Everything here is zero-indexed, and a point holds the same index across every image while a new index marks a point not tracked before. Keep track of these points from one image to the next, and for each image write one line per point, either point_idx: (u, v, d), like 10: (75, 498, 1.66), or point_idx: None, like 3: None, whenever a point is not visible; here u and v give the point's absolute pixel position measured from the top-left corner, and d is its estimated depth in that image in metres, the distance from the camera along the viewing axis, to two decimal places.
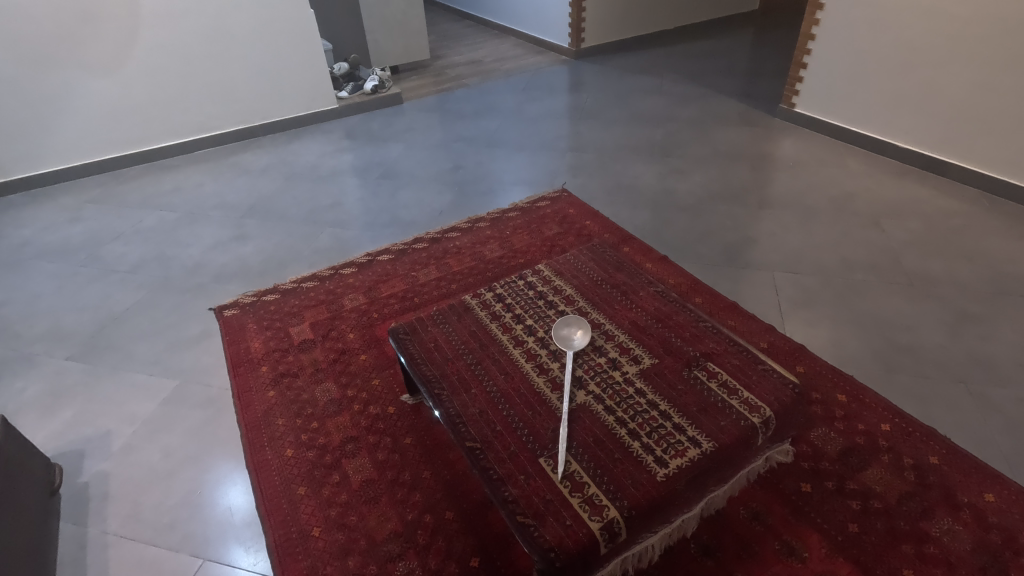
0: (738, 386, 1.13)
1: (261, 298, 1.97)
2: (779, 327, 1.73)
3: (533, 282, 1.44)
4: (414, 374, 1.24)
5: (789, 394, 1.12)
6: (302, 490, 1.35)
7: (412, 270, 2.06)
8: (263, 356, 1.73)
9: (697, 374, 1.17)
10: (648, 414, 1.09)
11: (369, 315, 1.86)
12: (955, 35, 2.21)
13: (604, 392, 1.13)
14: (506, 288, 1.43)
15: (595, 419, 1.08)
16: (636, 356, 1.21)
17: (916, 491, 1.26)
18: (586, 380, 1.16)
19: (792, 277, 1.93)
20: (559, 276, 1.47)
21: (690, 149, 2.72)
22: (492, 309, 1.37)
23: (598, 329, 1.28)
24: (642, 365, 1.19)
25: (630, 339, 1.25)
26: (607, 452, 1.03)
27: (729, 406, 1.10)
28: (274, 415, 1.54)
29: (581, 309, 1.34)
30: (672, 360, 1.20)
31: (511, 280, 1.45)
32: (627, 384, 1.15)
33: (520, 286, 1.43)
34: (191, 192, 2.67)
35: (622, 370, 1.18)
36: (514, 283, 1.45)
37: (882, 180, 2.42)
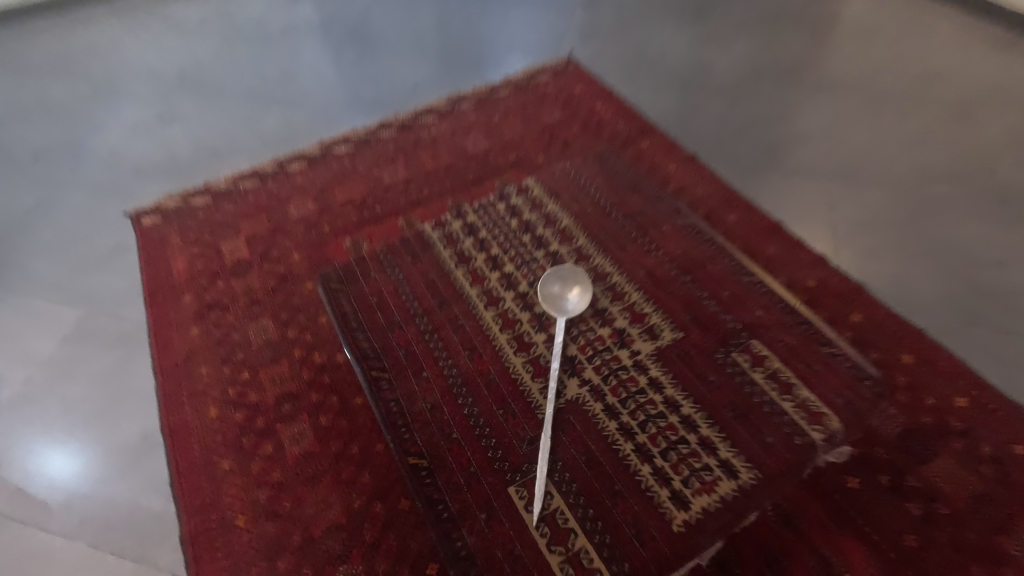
0: (794, 383, 0.93)
1: (187, 201, 1.59)
2: (832, 258, 1.35)
3: (520, 215, 1.22)
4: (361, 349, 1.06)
5: (862, 393, 0.91)
6: (226, 464, 1.10)
7: (375, 167, 1.64)
8: (186, 281, 1.40)
9: (734, 356, 0.97)
10: (664, 423, 0.91)
11: (319, 229, 1.49)
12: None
13: (608, 385, 0.95)
14: (490, 222, 1.21)
15: (592, 430, 0.91)
16: (652, 330, 1.01)
17: (993, 493, 1.00)
18: (587, 372, 0.97)
19: (851, 188, 1.51)
20: (556, 203, 1.24)
21: (736, 6, 2.14)
22: (465, 260, 1.14)
23: (606, 288, 1.08)
24: (659, 345, 0.99)
25: (646, 305, 1.04)
26: (608, 481, 0.87)
27: (781, 416, 0.89)
28: (196, 361, 1.25)
29: (594, 264, 1.12)
30: (704, 337, 1.00)
31: (493, 211, 1.23)
32: (638, 374, 0.96)
33: (505, 222, 1.21)
34: (108, 54, 2.16)
35: (632, 354, 0.98)
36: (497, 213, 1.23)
37: (980, 54, 1.88)
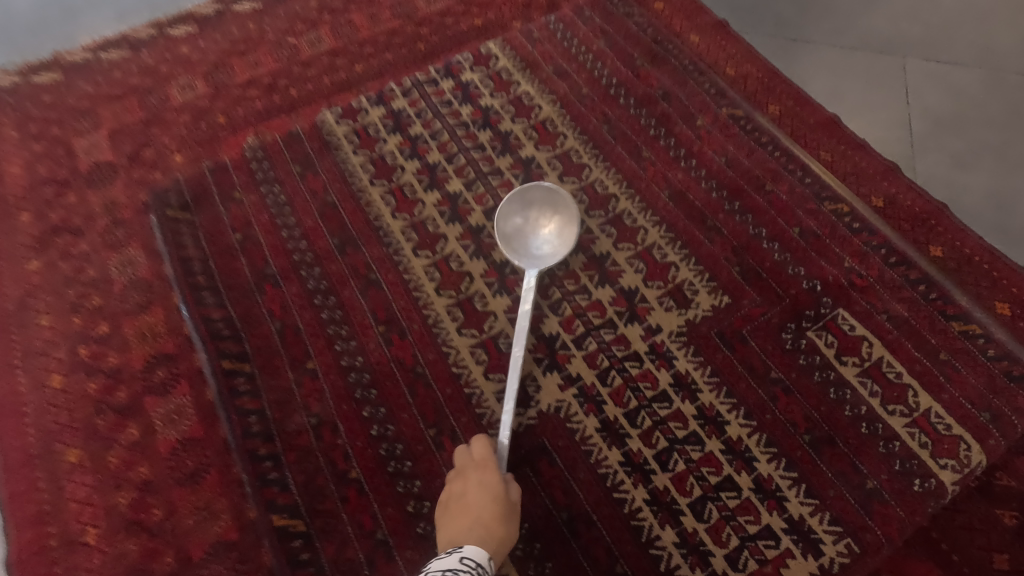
0: (913, 387, 0.77)
1: (27, 78, 1.15)
2: (904, 168, 1.01)
3: (488, 111, 0.99)
4: (236, 350, 0.85)
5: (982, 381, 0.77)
6: (72, 456, 0.80)
7: (289, 30, 1.20)
8: (24, 193, 1.02)
9: (813, 343, 0.80)
10: (693, 447, 0.76)
11: (210, 118, 1.08)
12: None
13: (619, 385, 0.80)
14: (445, 124, 0.99)
15: (594, 472, 0.76)
16: (685, 306, 0.83)
17: None
18: (596, 384, 0.80)
19: (935, 68, 1.12)
20: (539, 88, 1.01)
21: None
22: (408, 214, 0.92)
23: (635, 255, 0.87)
24: (693, 326, 0.82)
25: (683, 268, 0.85)
26: (611, 522, 0.74)
27: (880, 439, 0.75)
28: (35, 308, 0.91)
29: (615, 213, 0.90)
30: (766, 311, 0.82)
31: (448, 107, 1.00)
32: (660, 373, 0.80)
33: (466, 124, 0.98)
34: None
35: (654, 344, 0.81)
36: (453, 111, 1.00)
37: None
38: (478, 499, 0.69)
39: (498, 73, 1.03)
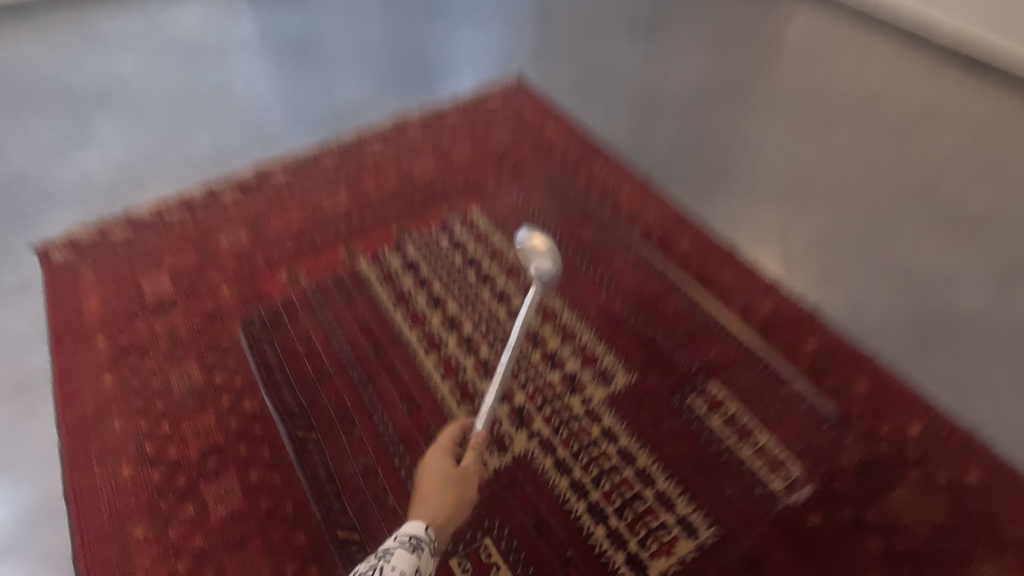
0: (752, 428, 1.05)
1: (104, 232, 1.45)
2: (784, 284, 1.34)
3: (473, 255, 1.33)
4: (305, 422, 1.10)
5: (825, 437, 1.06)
6: (139, 532, 0.98)
7: (314, 193, 1.54)
8: (100, 323, 1.27)
9: (692, 405, 1.08)
10: (619, 476, 1.00)
11: (252, 260, 1.38)
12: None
13: (561, 434, 1.05)
14: (440, 265, 1.32)
15: (550, 494, 0.99)
16: (607, 376, 1.11)
17: (951, 522, 0.98)
18: (550, 435, 1.05)
19: (803, 211, 1.51)
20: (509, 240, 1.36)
21: (683, 27, 2.14)
22: (421, 328, 1.22)
23: (575, 352, 1.14)
24: (612, 390, 1.09)
25: (602, 348, 1.15)
26: (562, 536, 0.95)
27: (740, 464, 1.02)
28: (108, 413, 1.12)
29: (563, 323, 1.19)
30: (660, 379, 1.11)
31: (444, 253, 1.34)
32: (592, 423, 1.06)
33: (458, 264, 1.32)
34: (17, 71, 1.97)
35: (587, 403, 1.08)
36: (448, 256, 1.34)
37: (916, 77, 1.92)
38: (433, 474, 0.75)
39: (479, 229, 1.39)
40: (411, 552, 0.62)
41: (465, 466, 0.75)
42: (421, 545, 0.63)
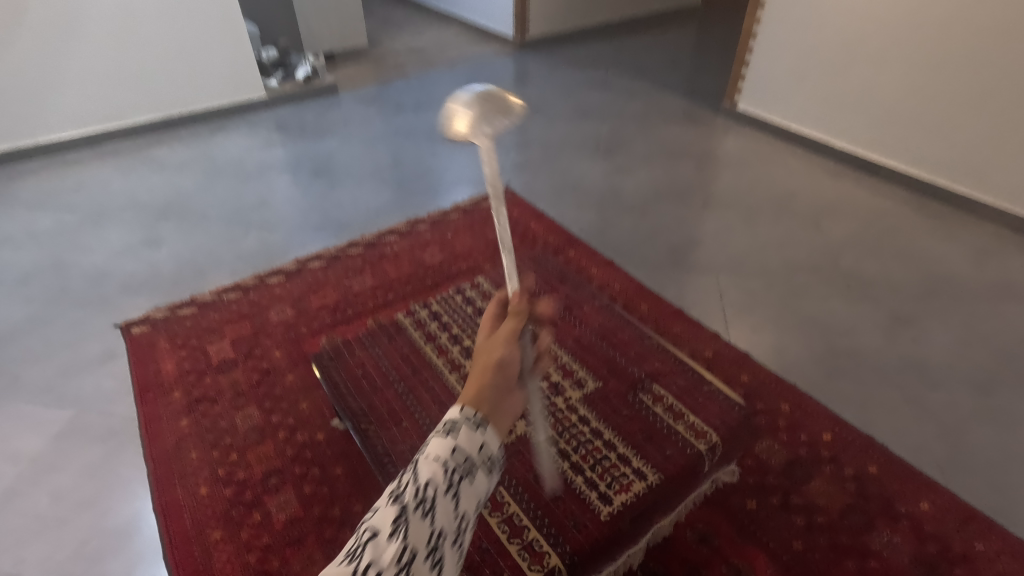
0: (684, 410, 1.12)
1: (175, 311, 1.78)
2: (723, 334, 1.69)
3: (471, 298, 1.54)
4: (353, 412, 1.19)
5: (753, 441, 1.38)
6: (217, 533, 1.22)
7: (345, 277, 1.91)
8: (175, 379, 1.56)
9: (645, 399, 1.18)
10: (592, 444, 1.10)
11: (297, 330, 1.71)
12: (892, 25, 2.19)
13: (547, 421, 1.16)
14: (444, 305, 1.51)
15: (541, 460, 1.09)
16: (580, 381, 1.25)
17: (856, 502, 1.26)
18: (541, 421, 1.16)
19: (736, 281, 1.90)
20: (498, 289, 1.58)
21: (636, 146, 2.67)
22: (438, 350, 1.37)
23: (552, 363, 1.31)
24: (585, 390, 1.23)
25: (575, 363, 1.30)
26: (548, 489, 1.04)
27: (675, 433, 1.09)
28: (186, 447, 1.39)
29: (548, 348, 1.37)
30: (617, 385, 1.24)
31: (449, 297, 1.53)
32: (571, 411, 1.17)
33: (458, 303, 1.52)
34: (95, 190, 2.40)
35: (566, 397, 1.21)
36: (451, 299, 1.53)
37: (820, 179, 2.42)
38: (475, 365, 0.65)
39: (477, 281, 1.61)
40: (444, 436, 0.55)
41: (497, 345, 0.67)
42: (458, 426, 0.56)
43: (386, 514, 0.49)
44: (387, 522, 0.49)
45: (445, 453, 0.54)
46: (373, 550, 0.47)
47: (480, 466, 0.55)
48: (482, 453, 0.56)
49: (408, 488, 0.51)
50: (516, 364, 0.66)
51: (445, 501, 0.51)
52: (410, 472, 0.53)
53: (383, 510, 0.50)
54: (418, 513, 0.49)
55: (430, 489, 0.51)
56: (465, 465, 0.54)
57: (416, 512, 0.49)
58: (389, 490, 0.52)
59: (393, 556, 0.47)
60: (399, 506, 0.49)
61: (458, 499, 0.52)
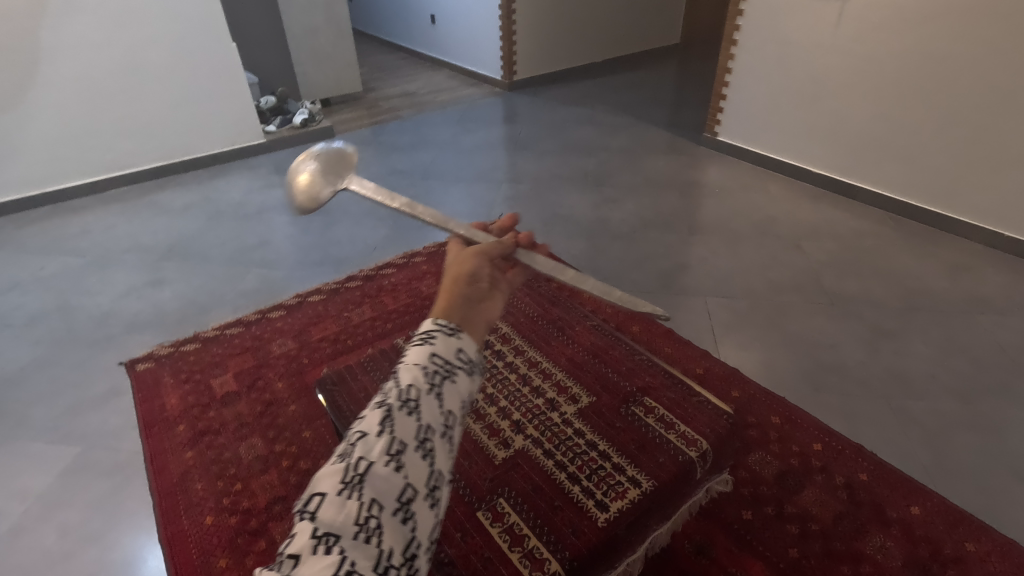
0: (674, 421, 1.19)
1: (179, 347, 1.83)
2: (713, 352, 1.75)
3: None
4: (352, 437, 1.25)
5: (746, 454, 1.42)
6: (222, 562, 1.24)
7: (345, 310, 1.97)
8: (180, 413, 1.60)
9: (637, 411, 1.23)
10: (587, 455, 1.15)
11: (298, 362, 1.75)
12: (858, 58, 2.34)
13: (542, 435, 1.21)
14: None
15: (539, 471, 1.13)
16: (574, 396, 1.29)
17: (848, 509, 1.29)
18: (538, 435, 1.21)
19: (723, 301, 1.96)
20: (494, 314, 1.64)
21: (622, 178, 2.78)
22: None
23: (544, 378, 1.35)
24: (580, 404, 1.27)
25: (567, 377, 1.35)
26: (547, 499, 1.08)
27: (667, 442, 1.15)
28: (192, 478, 1.42)
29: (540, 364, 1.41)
30: (609, 397, 1.29)
31: None
32: (566, 425, 1.22)
33: None
34: (99, 234, 2.47)
35: (560, 411, 1.26)
36: None
37: (799, 203, 2.52)
38: (447, 278, 0.71)
39: None
40: (422, 344, 0.62)
41: (468, 257, 0.72)
42: (434, 334, 0.63)
43: (374, 418, 0.56)
44: (375, 424, 0.55)
45: (423, 359, 0.61)
46: (363, 446, 0.53)
47: (459, 367, 0.62)
48: (459, 356, 0.63)
49: (392, 393, 0.58)
50: (489, 277, 0.71)
51: (428, 400, 0.58)
52: (392, 381, 0.59)
53: (371, 415, 0.56)
54: (404, 412, 0.56)
55: (413, 391, 0.58)
56: (443, 368, 0.61)
57: (402, 411, 0.56)
58: (375, 402, 0.58)
59: (383, 448, 0.53)
60: (384, 409, 0.56)
61: (440, 397, 0.59)
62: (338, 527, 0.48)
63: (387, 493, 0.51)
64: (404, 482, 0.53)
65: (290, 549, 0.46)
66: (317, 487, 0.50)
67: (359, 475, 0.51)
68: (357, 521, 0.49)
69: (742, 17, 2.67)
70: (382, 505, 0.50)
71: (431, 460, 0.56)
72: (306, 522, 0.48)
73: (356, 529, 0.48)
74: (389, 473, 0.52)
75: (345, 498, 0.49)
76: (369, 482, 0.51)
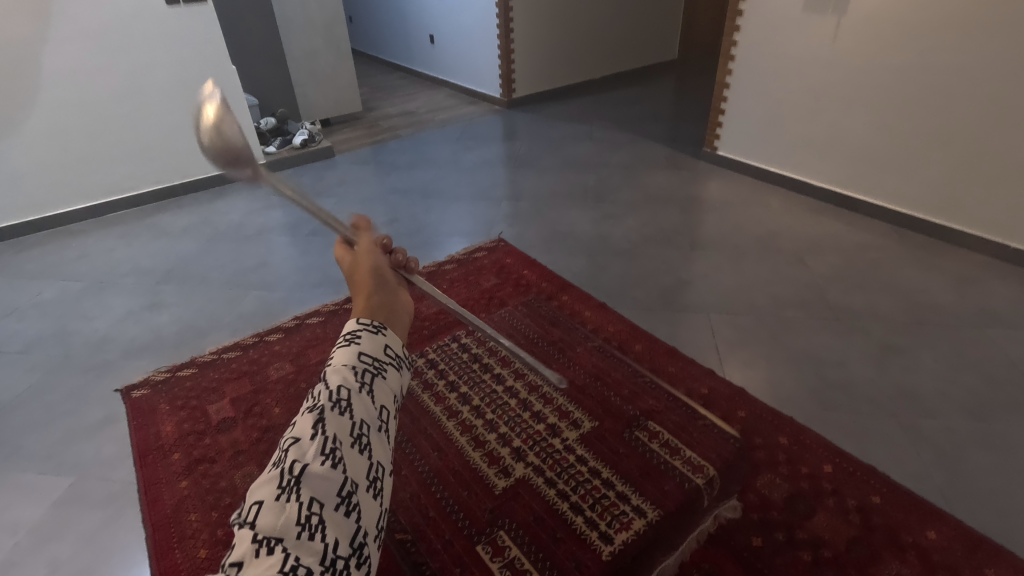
0: (679, 446, 1.17)
1: (175, 373, 1.80)
2: (718, 370, 1.71)
3: (467, 344, 1.57)
4: None
5: (754, 476, 1.38)
6: None
7: (343, 332, 1.95)
8: (175, 441, 1.57)
9: (640, 436, 1.22)
10: (590, 483, 1.13)
11: (296, 386, 1.73)
12: (856, 72, 2.33)
13: (543, 463, 1.19)
14: (441, 353, 1.54)
15: (540, 500, 1.11)
16: (575, 421, 1.28)
17: (862, 535, 1.25)
18: (539, 463, 1.19)
19: (726, 318, 1.93)
20: (493, 335, 1.60)
21: (622, 194, 2.77)
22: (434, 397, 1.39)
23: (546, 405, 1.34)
24: (581, 430, 1.26)
25: (569, 403, 1.34)
26: (548, 531, 1.05)
27: (673, 468, 1.12)
28: (186, 508, 1.38)
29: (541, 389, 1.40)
30: (613, 423, 1.27)
31: (446, 344, 1.57)
32: (568, 452, 1.21)
33: (455, 350, 1.55)
34: (98, 258, 2.46)
35: (562, 438, 1.24)
36: (448, 347, 1.57)
37: (801, 218, 2.50)
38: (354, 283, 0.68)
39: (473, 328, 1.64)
40: (346, 344, 0.59)
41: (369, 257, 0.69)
42: (357, 335, 0.60)
43: (305, 422, 0.52)
44: (307, 428, 0.52)
45: (350, 359, 0.57)
46: (297, 449, 0.50)
47: (387, 364, 0.60)
48: (386, 353, 0.61)
49: (322, 394, 0.54)
50: (389, 275, 0.69)
51: (360, 397, 0.56)
52: (320, 384, 0.56)
53: (301, 421, 0.53)
54: (336, 411, 0.53)
55: (344, 391, 0.55)
56: (372, 366, 0.58)
57: (334, 410, 0.53)
58: (304, 407, 0.55)
59: (317, 449, 0.50)
60: (316, 412, 0.53)
61: (372, 394, 0.57)
62: (279, 531, 0.46)
63: (328, 491, 0.49)
64: (343, 477, 0.51)
65: (231, 563, 0.45)
66: (253, 498, 0.48)
67: (295, 478, 0.48)
68: (298, 522, 0.47)
69: (738, 33, 2.69)
70: (322, 502, 0.48)
71: (368, 453, 0.54)
72: (245, 533, 0.46)
73: (299, 529, 0.46)
74: (328, 471, 0.50)
75: (284, 503, 0.47)
76: (307, 484, 0.49)
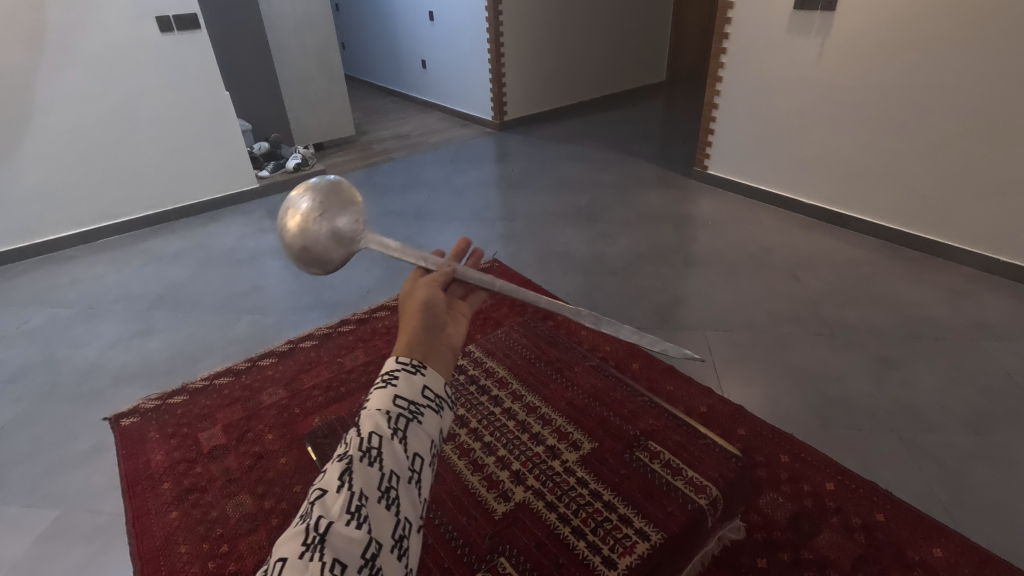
0: (682, 465, 1.13)
1: (166, 400, 1.77)
2: (717, 388, 1.70)
3: (465, 366, 1.56)
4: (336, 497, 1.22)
5: (757, 496, 1.36)
6: None
7: (337, 355, 1.92)
8: (166, 470, 1.53)
9: (641, 457, 1.20)
10: (592, 506, 1.10)
11: (290, 411, 1.70)
12: (842, 90, 2.37)
13: (544, 487, 1.17)
14: None
15: (542, 525, 1.09)
16: (575, 442, 1.26)
17: (869, 553, 1.23)
18: (540, 486, 1.17)
19: (722, 335, 1.93)
20: (491, 356, 1.61)
21: (615, 213, 2.78)
22: None
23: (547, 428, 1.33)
24: (581, 451, 1.24)
25: (568, 425, 1.32)
26: (550, 557, 1.02)
27: (675, 489, 1.09)
28: (175, 540, 1.35)
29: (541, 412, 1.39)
30: (613, 444, 1.25)
31: None
32: (569, 474, 1.19)
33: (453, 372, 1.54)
34: (89, 284, 2.43)
35: (562, 460, 1.22)
36: None
37: (794, 234, 2.52)
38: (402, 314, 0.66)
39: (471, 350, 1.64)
40: (383, 387, 0.59)
41: (420, 287, 0.67)
42: (395, 375, 0.60)
43: (334, 473, 0.54)
44: (334, 479, 0.54)
45: (385, 404, 0.58)
46: (323, 504, 0.52)
47: (424, 408, 0.60)
48: (423, 396, 0.60)
49: (353, 444, 0.56)
50: (440, 312, 0.66)
51: (391, 445, 0.56)
52: (354, 431, 0.57)
53: (331, 471, 0.55)
54: (364, 462, 0.54)
55: (375, 438, 0.56)
56: (408, 411, 0.58)
57: (363, 461, 0.54)
58: (338, 455, 0.57)
59: (343, 505, 0.52)
60: (345, 462, 0.55)
61: (404, 441, 0.57)
62: None
63: (352, 550, 0.49)
64: (368, 537, 0.51)
65: None
66: (277, 553, 0.49)
67: (320, 535, 0.49)
68: None
69: (726, 53, 2.74)
70: (345, 564, 0.48)
71: (396, 509, 0.54)
72: None
73: None
74: (352, 530, 0.50)
75: (308, 561, 0.47)
76: (330, 543, 0.49)
